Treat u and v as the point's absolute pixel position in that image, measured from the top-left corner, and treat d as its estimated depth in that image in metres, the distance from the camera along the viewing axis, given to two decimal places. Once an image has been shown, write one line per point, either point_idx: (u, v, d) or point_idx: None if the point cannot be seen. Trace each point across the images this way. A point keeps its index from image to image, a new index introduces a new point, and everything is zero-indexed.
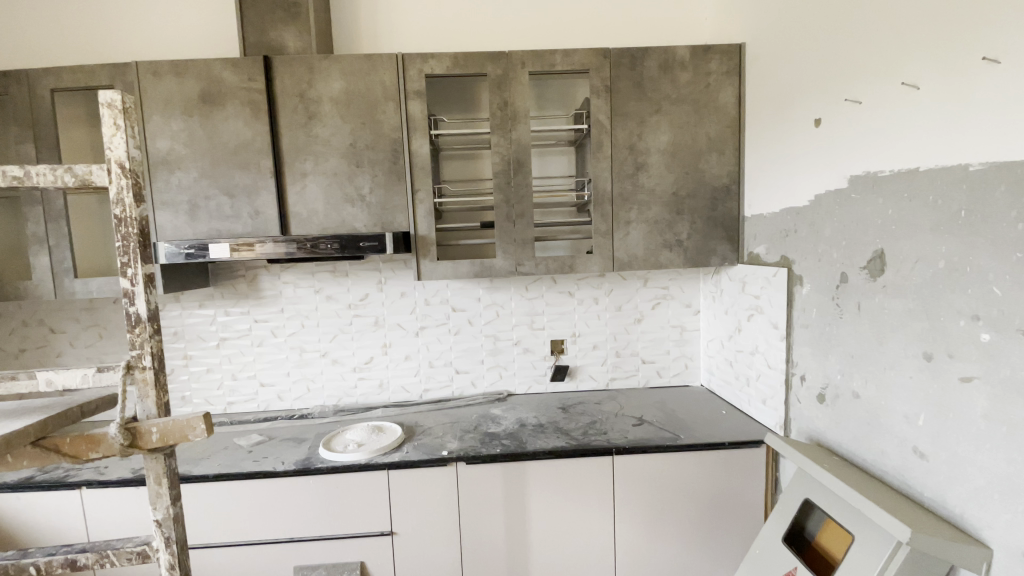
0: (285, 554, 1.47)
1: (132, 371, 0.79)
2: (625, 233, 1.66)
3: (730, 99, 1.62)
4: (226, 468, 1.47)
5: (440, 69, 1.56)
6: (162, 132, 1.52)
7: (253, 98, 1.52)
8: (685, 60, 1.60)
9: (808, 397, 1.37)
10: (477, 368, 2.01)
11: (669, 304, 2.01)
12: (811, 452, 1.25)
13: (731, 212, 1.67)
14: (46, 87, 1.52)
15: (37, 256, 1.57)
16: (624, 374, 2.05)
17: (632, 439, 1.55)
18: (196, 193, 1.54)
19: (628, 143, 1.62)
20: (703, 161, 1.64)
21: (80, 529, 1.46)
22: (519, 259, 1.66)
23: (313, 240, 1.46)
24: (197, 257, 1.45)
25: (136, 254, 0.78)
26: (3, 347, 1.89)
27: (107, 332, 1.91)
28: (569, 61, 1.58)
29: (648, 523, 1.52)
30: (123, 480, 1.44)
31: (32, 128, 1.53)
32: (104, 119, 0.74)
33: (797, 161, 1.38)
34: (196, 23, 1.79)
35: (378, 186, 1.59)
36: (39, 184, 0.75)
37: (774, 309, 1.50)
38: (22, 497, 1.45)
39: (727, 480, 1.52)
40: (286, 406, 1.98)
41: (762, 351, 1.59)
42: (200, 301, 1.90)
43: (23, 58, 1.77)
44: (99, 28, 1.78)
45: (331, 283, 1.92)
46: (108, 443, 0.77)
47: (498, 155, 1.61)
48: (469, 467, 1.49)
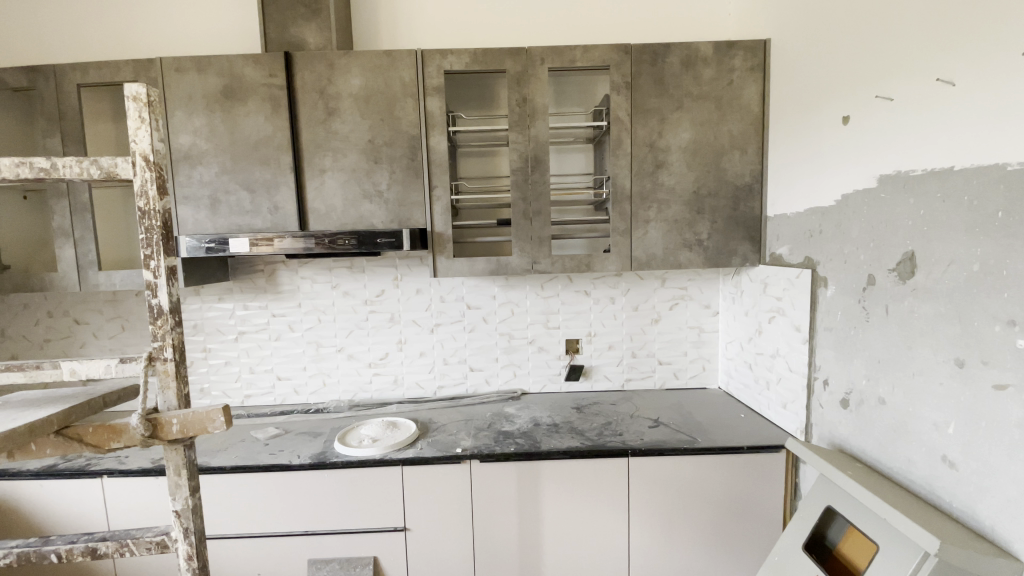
0: (300, 547, 1.48)
1: (153, 363, 0.80)
2: (644, 232, 1.64)
3: (753, 96, 1.59)
4: (243, 460, 1.49)
5: (458, 65, 1.55)
6: (185, 127, 1.54)
7: (274, 93, 1.53)
8: (708, 56, 1.57)
9: (831, 402, 1.34)
10: (491, 366, 2.01)
11: (686, 305, 1.98)
12: (834, 458, 1.22)
13: (753, 212, 1.64)
14: (73, 83, 1.54)
15: (63, 248, 1.61)
16: (639, 375, 2.02)
17: (648, 441, 1.53)
18: (217, 188, 1.56)
19: (648, 141, 1.60)
20: (725, 159, 1.61)
21: (100, 516, 1.48)
22: (535, 258, 1.65)
23: (331, 236, 1.46)
24: (217, 251, 1.47)
25: (159, 245, 0.78)
26: (28, 336, 1.93)
27: (130, 324, 1.94)
28: (589, 57, 1.57)
29: (664, 527, 1.50)
30: (143, 470, 1.46)
31: (59, 122, 1.56)
32: (130, 112, 0.75)
33: (823, 159, 1.35)
34: (232, 19, 1.81)
35: (395, 183, 1.59)
36: (64, 175, 0.75)
37: (796, 311, 1.47)
38: (46, 484, 1.48)
39: (745, 484, 1.49)
40: (302, 400, 2.00)
41: (783, 353, 1.55)
42: (220, 295, 1.93)
43: (65, 55, 1.81)
44: (137, 24, 1.81)
45: (347, 279, 1.93)
46: (129, 433, 0.78)
47: (516, 152, 1.60)
48: (482, 465, 1.48)
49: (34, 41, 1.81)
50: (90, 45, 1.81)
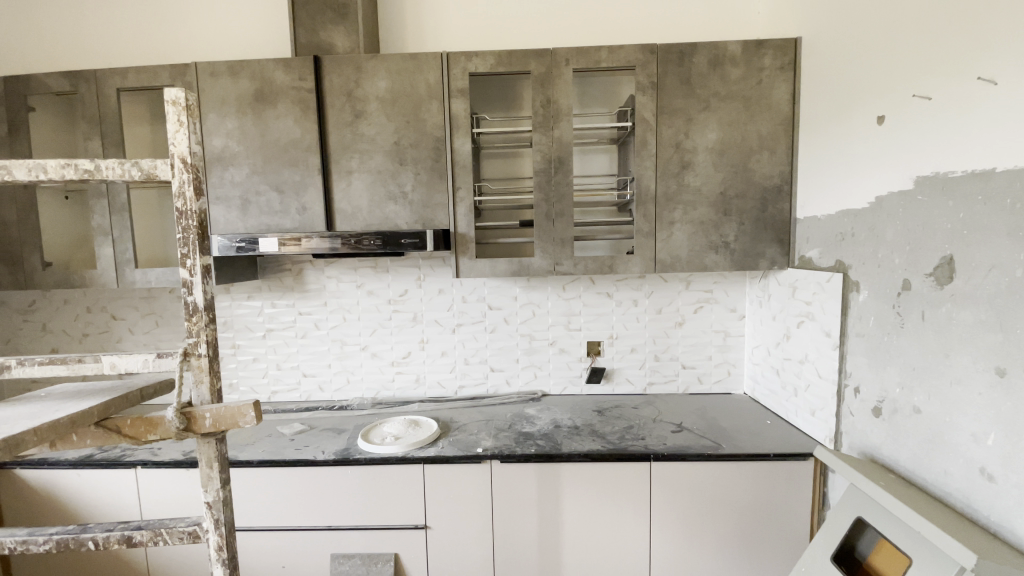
0: (323, 541, 1.51)
1: (188, 358, 0.83)
2: (668, 234, 1.62)
3: (783, 96, 1.56)
4: (270, 454, 1.53)
5: (483, 67, 1.56)
6: (218, 130, 1.58)
7: (303, 97, 1.57)
8: (736, 55, 1.54)
9: (862, 410, 1.30)
10: (512, 367, 2.01)
11: (712, 308, 1.95)
12: (865, 468, 1.18)
13: (782, 214, 1.60)
14: (113, 87, 1.60)
15: (102, 246, 1.67)
16: (662, 379, 2.00)
17: (671, 446, 1.50)
18: (248, 189, 1.60)
19: (674, 142, 1.58)
20: (754, 160, 1.58)
21: (134, 505, 1.54)
22: (557, 259, 1.64)
23: (357, 236, 1.49)
24: (248, 250, 1.51)
25: (194, 245, 0.81)
26: (68, 331, 2.02)
27: (163, 320, 2.01)
28: (614, 58, 1.56)
29: (685, 533, 1.48)
30: (175, 461, 1.51)
31: (99, 125, 1.62)
32: (169, 115, 0.77)
33: (856, 160, 1.31)
34: (272, 26, 1.86)
35: (420, 184, 1.61)
36: (107, 176, 0.78)
37: (826, 316, 1.43)
38: (84, 473, 1.54)
39: (770, 491, 1.45)
40: (327, 397, 2.03)
41: (812, 359, 1.51)
42: (249, 293, 1.98)
43: (123, 58, 1.88)
44: (177, 31, 1.87)
45: (372, 278, 1.96)
46: (165, 426, 0.81)
47: (540, 153, 1.60)
48: (503, 465, 1.48)
49: (93, 46, 1.88)
50: (140, 50, 1.88)
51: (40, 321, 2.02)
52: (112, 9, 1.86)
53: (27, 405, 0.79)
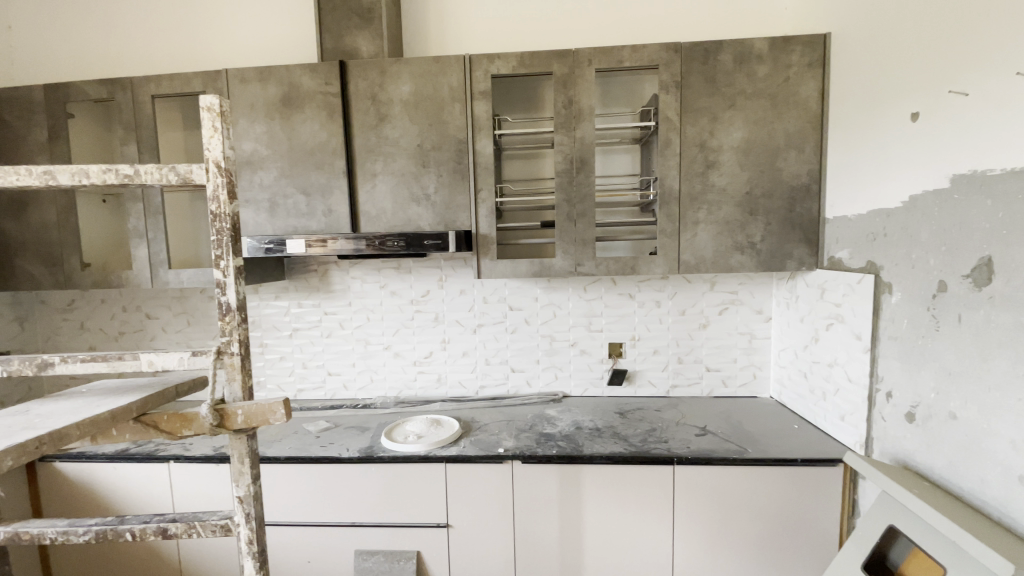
0: (347, 537, 1.53)
1: (221, 356, 0.85)
2: (692, 234, 1.60)
3: (812, 93, 1.52)
4: (296, 451, 1.56)
5: (505, 68, 1.57)
6: (247, 134, 1.63)
7: (329, 101, 1.60)
8: (763, 52, 1.51)
9: (894, 415, 1.26)
10: (533, 368, 2.01)
11: (737, 310, 1.91)
12: (897, 474, 1.15)
13: (811, 214, 1.56)
14: (148, 94, 1.66)
15: (137, 248, 1.73)
16: (685, 382, 1.97)
17: (694, 450, 1.49)
18: (276, 192, 1.64)
19: (698, 141, 1.56)
20: (781, 159, 1.55)
21: (167, 498, 1.59)
22: (579, 260, 1.64)
23: (381, 237, 1.51)
24: (275, 251, 1.55)
25: (228, 247, 0.83)
26: (105, 329, 2.10)
27: (194, 319, 2.07)
28: (638, 57, 1.54)
29: (709, 537, 1.46)
30: (206, 456, 1.56)
31: (135, 131, 1.67)
32: (204, 121, 0.80)
33: (889, 158, 1.28)
34: (299, 33, 1.90)
35: (442, 186, 1.62)
36: (145, 181, 0.81)
37: (857, 318, 1.40)
38: (120, 466, 1.60)
39: (798, 497, 1.42)
40: (351, 395, 2.07)
41: (841, 362, 1.48)
42: (276, 293, 2.02)
43: (163, 65, 1.95)
44: (208, 39, 1.93)
45: (395, 279, 1.98)
46: (199, 422, 0.83)
47: (561, 154, 1.60)
48: (524, 466, 1.49)
49: (134, 54, 1.95)
50: (173, 58, 1.94)
51: (79, 320, 2.10)
52: (148, 18, 1.93)
53: (70, 400, 0.82)
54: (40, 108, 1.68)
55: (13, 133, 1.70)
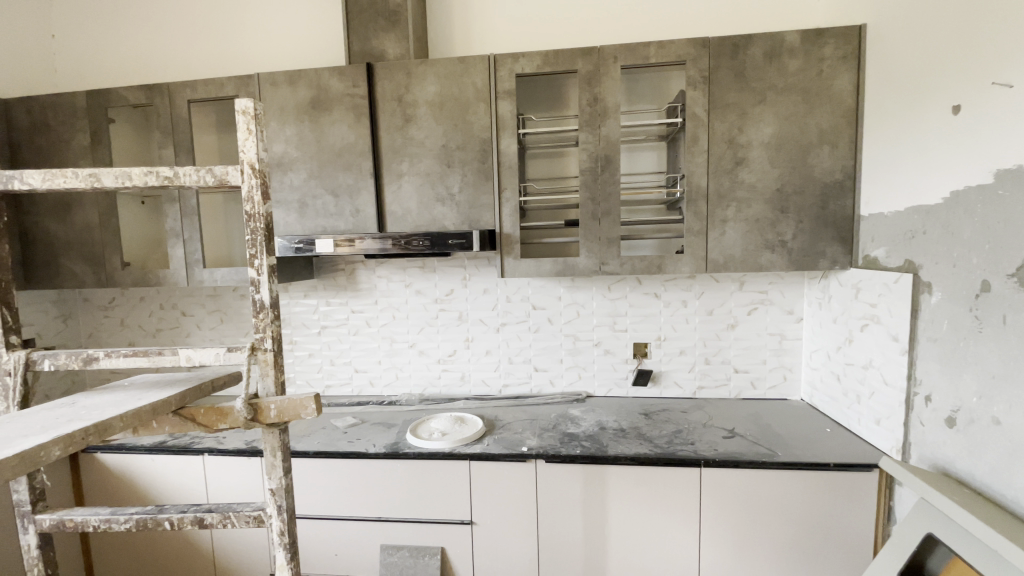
0: (373, 531, 1.56)
1: (256, 352, 0.88)
2: (720, 233, 1.57)
3: (847, 86, 1.47)
4: (324, 446, 1.60)
5: (530, 67, 1.56)
6: (278, 137, 1.67)
7: (357, 103, 1.63)
8: (795, 45, 1.47)
9: (933, 420, 1.21)
10: (556, 367, 2.01)
11: (767, 310, 1.87)
12: (937, 481, 1.11)
13: (845, 211, 1.52)
14: (184, 99, 1.72)
15: (174, 248, 1.79)
16: (713, 383, 1.94)
17: (722, 452, 1.46)
18: (305, 193, 1.68)
19: (727, 137, 1.53)
20: (813, 155, 1.51)
21: (201, 490, 1.65)
22: (603, 259, 1.62)
23: (407, 237, 1.53)
24: (305, 250, 1.58)
25: (262, 246, 0.86)
26: (144, 325, 2.18)
27: (227, 317, 2.14)
28: (664, 53, 1.52)
29: (737, 541, 1.43)
30: (238, 450, 1.61)
31: (172, 135, 1.74)
32: (240, 124, 0.82)
33: (929, 153, 1.23)
34: (328, 35, 1.94)
35: (467, 186, 1.63)
36: (184, 182, 0.84)
37: (893, 319, 1.35)
38: (157, 458, 1.67)
39: (830, 502, 1.38)
40: (377, 392, 2.10)
41: (877, 365, 1.43)
42: (305, 292, 2.07)
43: (198, 71, 2.01)
44: (241, 43, 1.98)
45: (420, 278, 2.01)
46: (234, 416, 0.86)
47: (586, 152, 1.59)
48: (548, 465, 1.49)
49: (170, 61, 2.02)
50: (209, 63, 2.01)
51: (119, 317, 2.19)
52: (185, 26, 2.00)
53: (114, 393, 0.86)
54: (83, 113, 1.76)
55: (58, 138, 1.78)
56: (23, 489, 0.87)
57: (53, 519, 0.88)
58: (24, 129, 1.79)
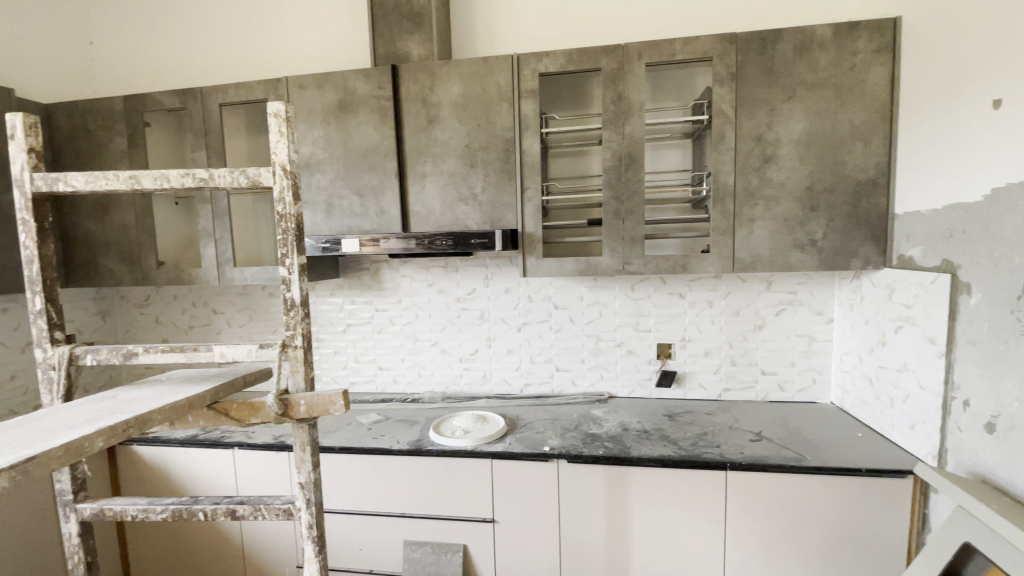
0: (397, 527, 1.58)
1: (286, 349, 0.90)
2: (748, 232, 1.54)
3: (881, 81, 1.43)
4: (350, 442, 1.63)
5: (554, 66, 1.56)
6: (306, 138, 1.70)
7: (382, 104, 1.65)
8: (826, 39, 1.44)
9: (971, 426, 1.17)
10: (578, 367, 2.00)
11: (795, 311, 1.83)
12: (975, 488, 1.07)
13: (878, 209, 1.47)
14: (216, 102, 1.77)
15: (206, 247, 1.85)
16: (739, 385, 1.91)
17: (749, 456, 1.43)
18: (332, 193, 1.72)
19: (755, 134, 1.50)
20: (845, 152, 1.47)
21: (230, 483, 1.70)
22: (626, 258, 1.61)
23: (430, 236, 1.55)
24: (331, 250, 1.61)
25: (293, 246, 0.88)
26: (177, 322, 2.26)
27: (256, 314, 2.19)
28: (690, 49, 1.50)
29: (763, 545, 1.41)
30: (266, 445, 1.65)
31: (205, 138, 1.79)
32: (272, 127, 0.85)
33: (968, 148, 1.19)
34: (354, 38, 1.97)
35: (489, 186, 1.64)
36: (219, 184, 0.86)
37: (930, 320, 1.30)
38: (189, 451, 1.72)
39: (861, 508, 1.35)
40: (400, 389, 2.13)
41: (911, 368, 1.38)
42: (331, 290, 2.11)
43: (230, 74, 2.07)
44: (270, 48, 2.03)
45: (442, 277, 2.03)
46: (266, 411, 0.88)
47: (610, 150, 1.58)
48: (570, 465, 1.48)
49: (203, 67, 2.09)
50: (239, 67, 2.06)
51: (154, 314, 2.27)
52: (217, 31, 2.06)
53: (152, 387, 0.89)
54: (120, 117, 1.83)
55: (97, 141, 1.86)
56: (65, 478, 0.91)
57: (94, 508, 0.92)
58: (66, 133, 1.87)
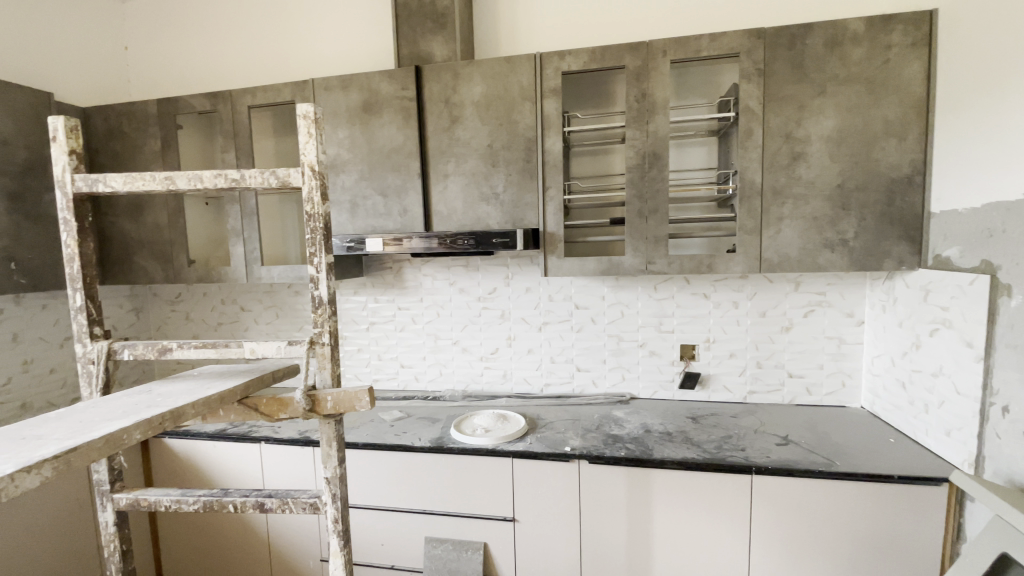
0: (418, 523, 1.60)
1: (314, 346, 0.92)
2: (776, 231, 1.51)
3: (916, 75, 1.38)
4: (373, 438, 1.65)
5: (577, 65, 1.56)
6: (332, 140, 1.73)
7: (405, 105, 1.67)
8: (858, 33, 1.40)
9: (1011, 433, 1.12)
10: (600, 367, 1.99)
11: (824, 312, 1.79)
12: (1015, 498, 1.02)
13: (913, 208, 1.43)
14: (245, 104, 1.81)
15: (234, 246, 1.89)
16: (765, 388, 1.87)
17: (775, 460, 1.40)
18: (356, 193, 1.74)
19: (783, 131, 1.47)
20: (878, 149, 1.42)
21: (257, 476, 1.74)
22: (650, 258, 1.59)
23: (452, 236, 1.56)
24: (355, 249, 1.64)
25: (321, 244, 0.89)
26: (207, 319, 2.32)
27: (282, 312, 2.24)
28: (716, 46, 1.47)
29: (790, 552, 1.38)
30: (292, 439, 1.68)
31: (234, 139, 1.84)
32: (301, 128, 0.86)
33: (1010, 144, 1.14)
34: (379, 39, 2.00)
35: (511, 185, 1.64)
36: (250, 184, 0.88)
37: (967, 323, 1.26)
38: (218, 444, 1.77)
39: (893, 516, 1.31)
40: (421, 387, 2.15)
41: (947, 372, 1.34)
42: (355, 289, 2.14)
43: (258, 77, 2.12)
44: (297, 50, 2.07)
45: (463, 276, 2.04)
46: (294, 406, 0.90)
47: (633, 148, 1.57)
48: (591, 466, 1.48)
49: (233, 69, 2.14)
50: (268, 69, 2.11)
51: (184, 311, 2.34)
52: (246, 35, 2.11)
53: (186, 382, 0.92)
54: (154, 120, 1.89)
55: (132, 143, 1.92)
56: (103, 469, 0.95)
57: (130, 498, 0.95)
58: (102, 135, 1.94)
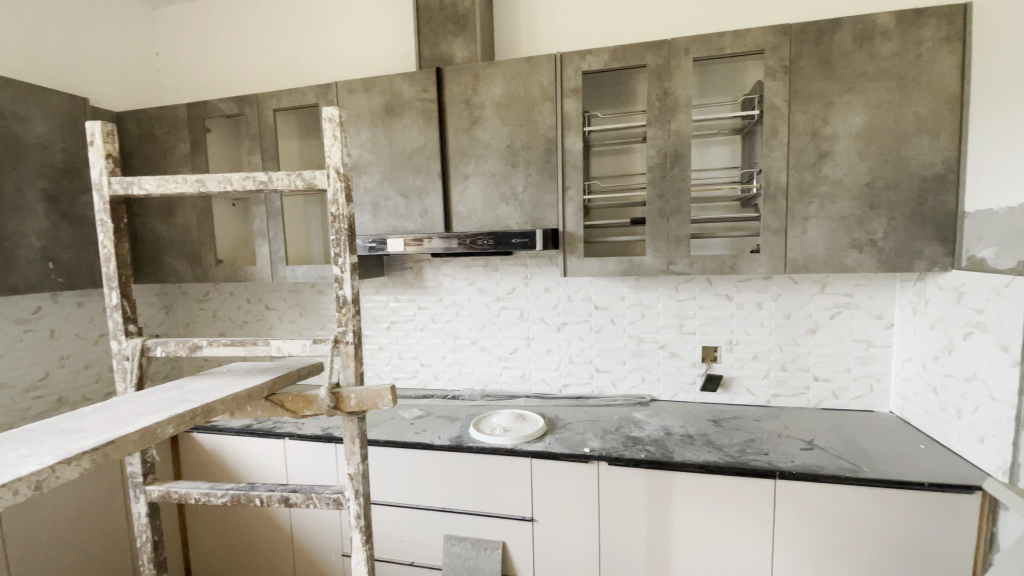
0: (437, 520, 1.61)
1: (338, 345, 0.94)
2: (801, 231, 1.48)
3: (949, 70, 1.34)
4: (393, 436, 1.67)
5: (597, 64, 1.55)
6: (355, 142, 1.76)
7: (426, 107, 1.69)
8: (888, 28, 1.36)
9: None
10: (619, 368, 1.97)
11: (852, 314, 1.74)
12: None
13: (946, 207, 1.38)
14: (271, 108, 1.86)
15: (260, 246, 1.94)
16: (789, 391, 1.83)
17: (799, 464, 1.38)
18: (378, 195, 1.77)
19: (809, 129, 1.44)
20: (909, 146, 1.38)
21: (281, 471, 1.78)
22: (671, 258, 1.58)
23: (472, 236, 1.57)
24: (377, 249, 1.66)
25: (345, 245, 0.91)
26: (233, 317, 2.38)
27: (306, 310, 2.28)
28: (740, 43, 1.46)
29: (814, 558, 1.35)
30: (315, 436, 1.72)
31: (260, 142, 1.88)
32: (326, 131, 0.88)
33: None
34: (400, 43, 2.02)
35: (531, 185, 1.64)
36: (277, 186, 0.91)
37: (1003, 326, 1.21)
38: (244, 439, 1.82)
39: (922, 523, 1.27)
40: (441, 386, 2.17)
41: (981, 377, 1.29)
42: (376, 288, 2.17)
43: (283, 80, 2.17)
44: (321, 54, 2.11)
45: (483, 276, 2.05)
46: (318, 403, 0.92)
47: (654, 148, 1.55)
48: (610, 467, 1.47)
49: (259, 73, 2.19)
50: (292, 73, 2.15)
51: (212, 309, 2.40)
52: (272, 40, 2.16)
53: (215, 378, 0.95)
54: (183, 123, 1.94)
55: (162, 146, 1.98)
56: (136, 462, 0.98)
57: (161, 490, 0.99)
58: (135, 139, 2.01)
